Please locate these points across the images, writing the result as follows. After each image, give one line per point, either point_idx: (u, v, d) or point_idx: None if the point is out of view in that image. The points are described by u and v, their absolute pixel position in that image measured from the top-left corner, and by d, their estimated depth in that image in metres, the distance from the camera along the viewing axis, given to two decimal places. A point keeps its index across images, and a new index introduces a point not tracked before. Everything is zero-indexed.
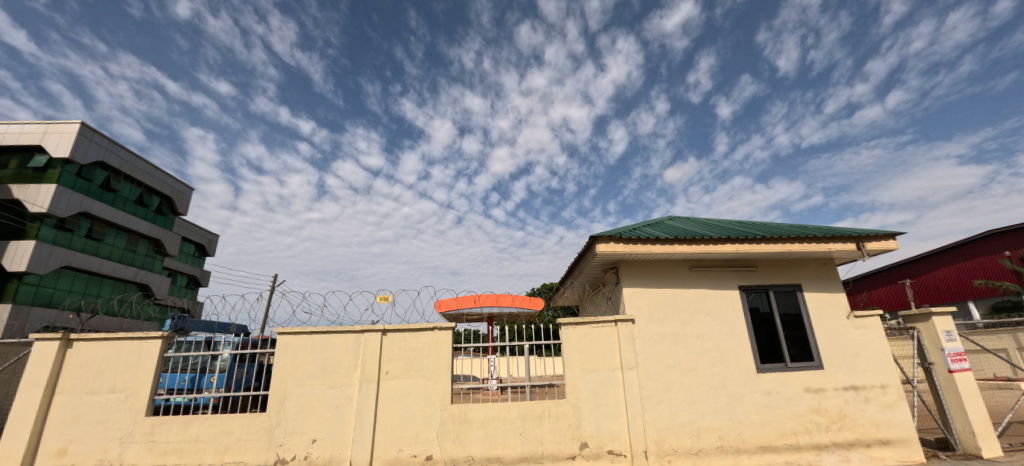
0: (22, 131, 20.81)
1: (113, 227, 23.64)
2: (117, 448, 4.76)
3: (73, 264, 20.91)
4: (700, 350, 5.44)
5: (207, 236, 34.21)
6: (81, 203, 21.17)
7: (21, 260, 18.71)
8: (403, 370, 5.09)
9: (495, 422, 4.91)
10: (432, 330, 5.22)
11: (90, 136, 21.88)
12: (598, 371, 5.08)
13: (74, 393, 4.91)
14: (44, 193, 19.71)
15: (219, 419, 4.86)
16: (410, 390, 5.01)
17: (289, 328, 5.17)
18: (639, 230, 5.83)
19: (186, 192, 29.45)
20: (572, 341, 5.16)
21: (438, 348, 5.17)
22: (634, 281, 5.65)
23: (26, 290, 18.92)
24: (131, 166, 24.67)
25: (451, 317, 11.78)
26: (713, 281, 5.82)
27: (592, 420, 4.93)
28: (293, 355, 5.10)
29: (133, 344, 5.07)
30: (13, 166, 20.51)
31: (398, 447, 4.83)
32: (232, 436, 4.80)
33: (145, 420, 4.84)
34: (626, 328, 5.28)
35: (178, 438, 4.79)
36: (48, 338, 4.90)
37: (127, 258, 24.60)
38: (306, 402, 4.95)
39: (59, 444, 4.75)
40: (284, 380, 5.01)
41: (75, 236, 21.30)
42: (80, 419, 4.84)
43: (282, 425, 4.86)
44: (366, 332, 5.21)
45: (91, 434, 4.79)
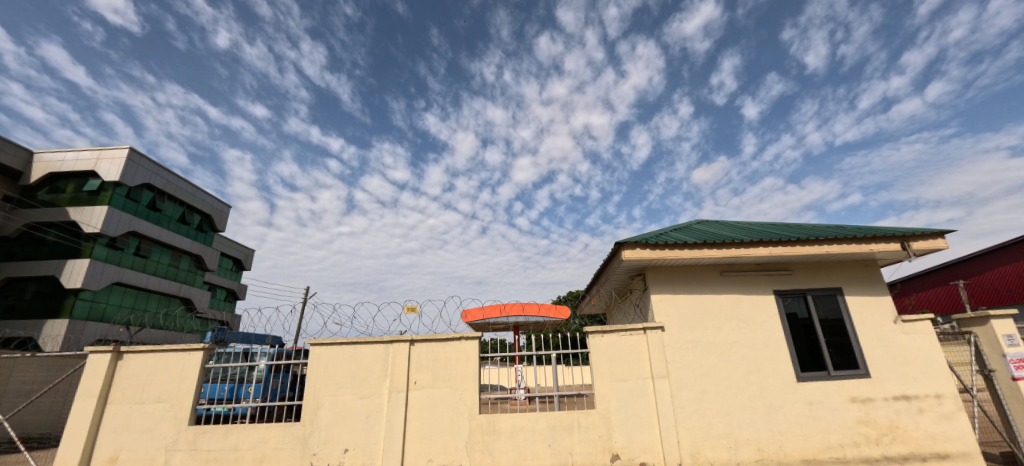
0: (77, 158, 22.37)
1: (158, 244, 25.04)
2: (163, 456, 4.99)
3: (123, 280, 22.30)
4: (734, 359, 5.25)
5: (245, 251, 35.74)
6: (130, 223, 22.58)
7: (77, 277, 20.07)
8: (431, 380, 5.15)
9: (524, 432, 4.88)
10: (458, 340, 5.28)
11: (138, 160, 23.34)
12: (627, 380, 4.98)
13: (124, 402, 5.22)
14: (98, 214, 21.16)
15: (256, 428, 5.04)
16: (437, 400, 5.06)
17: (321, 340, 5.36)
18: (667, 235, 5.71)
19: (224, 210, 30.88)
20: (600, 351, 5.08)
21: (466, 356, 5.21)
22: (662, 286, 5.53)
23: (82, 306, 20.23)
24: (175, 186, 26.13)
25: (478, 327, 11.88)
26: (747, 285, 5.64)
27: (625, 434, 4.80)
28: (326, 364, 5.27)
29: (177, 356, 5.35)
30: (69, 190, 22.06)
31: (427, 456, 4.87)
32: (268, 445, 4.96)
33: (188, 428, 5.08)
34: (656, 336, 5.16)
35: (217, 446, 4.98)
36: (101, 350, 5.27)
37: (171, 273, 25.98)
38: (338, 411, 5.08)
39: (110, 451, 5.04)
40: (315, 390, 5.16)
41: (124, 254, 22.67)
42: (129, 428, 5.12)
43: (315, 434, 5.00)
44: (394, 342, 5.32)
45: (138, 442, 5.05)
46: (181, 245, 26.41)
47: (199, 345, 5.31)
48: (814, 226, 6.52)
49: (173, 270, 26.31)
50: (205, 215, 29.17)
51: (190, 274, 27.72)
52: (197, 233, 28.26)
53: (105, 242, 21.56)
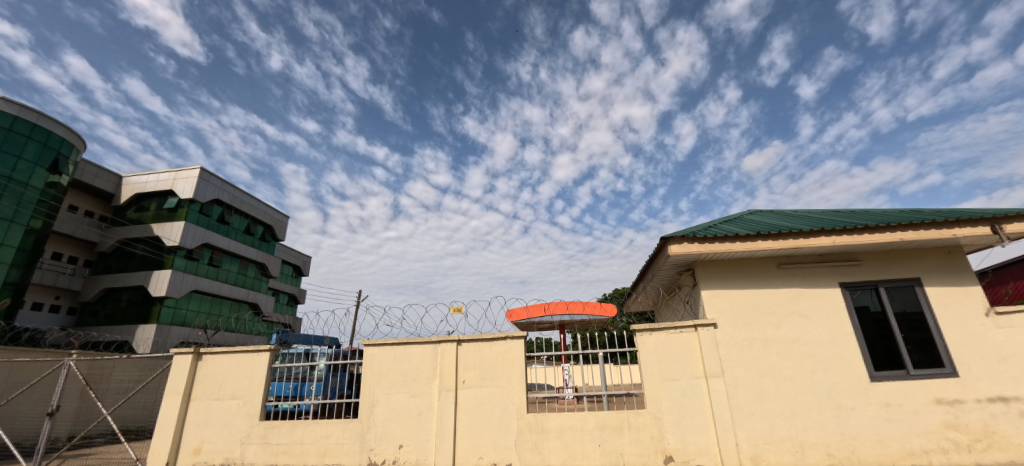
0: (157, 179, 24.84)
1: (228, 254, 27.32)
2: (239, 448, 5.43)
3: (201, 288, 24.57)
4: (796, 356, 4.90)
5: (302, 258, 38.18)
6: (204, 236, 24.81)
7: (162, 285, 22.37)
8: (478, 379, 5.25)
9: (573, 432, 4.83)
10: (504, 339, 5.35)
11: (208, 178, 25.58)
12: (679, 379, 4.79)
13: (205, 399, 5.75)
14: (177, 229, 23.43)
15: (319, 424, 5.36)
16: (485, 399, 5.14)
17: (374, 340, 5.68)
18: (715, 227, 5.45)
19: (283, 220, 33.18)
20: (649, 350, 4.93)
21: (512, 356, 5.26)
22: (712, 281, 5.28)
23: (167, 312, 22.50)
24: (240, 200, 28.40)
25: (522, 326, 11.89)
26: (808, 277, 5.24)
27: (679, 435, 4.62)
28: (380, 364, 5.57)
29: (247, 357, 5.81)
30: (152, 208, 24.56)
31: (477, 454, 4.95)
32: (331, 439, 5.28)
33: (259, 424, 5.48)
34: (708, 333, 4.93)
35: (286, 441, 5.34)
36: (183, 352, 5.91)
37: (240, 280, 28.24)
38: (391, 409, 5.31)
39: (194, 443, 5.57)
40: (371, 389, 5.46)
41: (200, 264, 24.94)
42: (209, 422, 5.63)
43: (372, 430, 5.25)
44: (442, 342, 5.48)
45: (217, 436, 5.54)
46: (247, 254, 28.64)
47: (266, 346, 5.73)
48: (885, 211, 5.95)
49: (242, 277, 28.58)
50: (268, 226, 31.47)
51: (256, 281, 29.99)
52: (261, 243, 30.54)
53: (183, 254, 23.80)
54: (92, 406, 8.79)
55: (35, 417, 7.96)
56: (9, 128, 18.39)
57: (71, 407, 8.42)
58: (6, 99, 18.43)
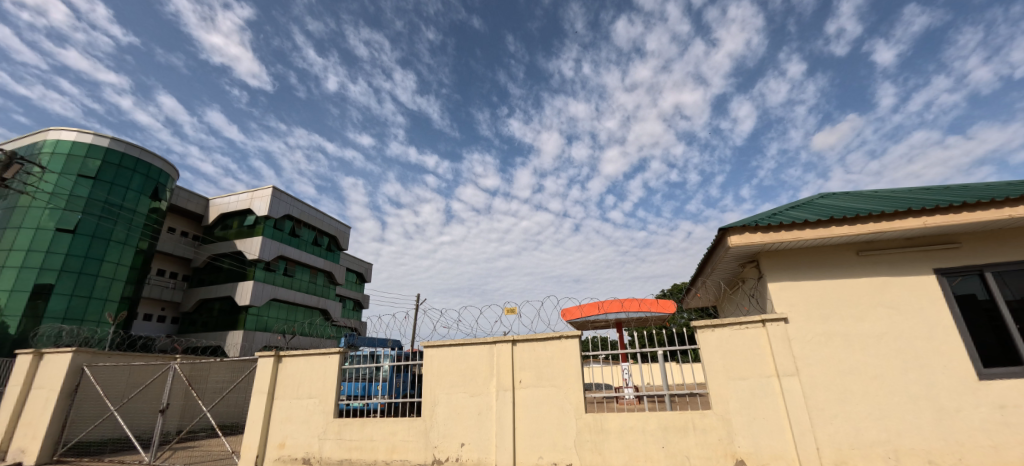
0: (238, 199, 27.60)
1: (300, 264, 29.65)
2: (317, 443, 6.35)
3: (278, 296, 26.93)
4: (885, 353, 4.39)
5: (365, 265, 40.52)
6: (278, 249, 27.13)
7: (246, 295, 24.78)
8: (535, 379, 5.37)
9: (634, 433, 4.71)
10: (558, 339, 5.42)
11: (279, 195, 27.94)
12: (747, 378, 4.48)
13: (287, 398, 6.81)
14: (255, 244, 25.81)
15: (385, 422, 6.03)
16: (543, 399, 5.24)
17: (433, 342, 6.10)
18: (781, 215, 5.07)
19: (346, 230, 35.41)
20: (712, 347, 4.69)
21: (567, 355, 5.30)
22: (780, 273, 4.91)
23: (251, 319, 24.87)
24: (308, 214, 30.69)
25: (577, 325, 11.76)
26: (894, 264, 4.72)
27: (750, 439, 4.31)
28: (439, 365, 5.96)
29: (319, 361, 6.80)
30: (234, 226, 27.27)
31: (538, 453, 5.05)
32: (397, 437, 5.87)
33: (333, 420, 6.37)
34: (778, 329, 4.58)
35: (357, 437, 6.12)
36: (266, 356, 7.06)
37: (311, 288, 30.47)
38: (453, 408, 5.64)
39: (280, 438, 6.62)
40: (432, 389, 5.86)
41: (276, 275, 27.32)
42: (291, 419, 6.65)
43: (435, 428, 5.65)
44: (497, 343, 5.72)
45: (299, 431, 6.52)
46: (316, 264, 30.84)
47: (335, 349, 6.70)
48: (991, 185, 5.18)
49: (313, 285, 30.82)
50: (333, 236, 33.73)
51: (325, 288, 32.21)
52: (327, 253, 32.79)
53: (262, 266, 26.18)
54: (195, 404, 9.91)
55: (151, 414, 9.11)
56: (119, 164, 21.29)
57: (179, 405, 9.54)
58: (116, 139, 21.38)
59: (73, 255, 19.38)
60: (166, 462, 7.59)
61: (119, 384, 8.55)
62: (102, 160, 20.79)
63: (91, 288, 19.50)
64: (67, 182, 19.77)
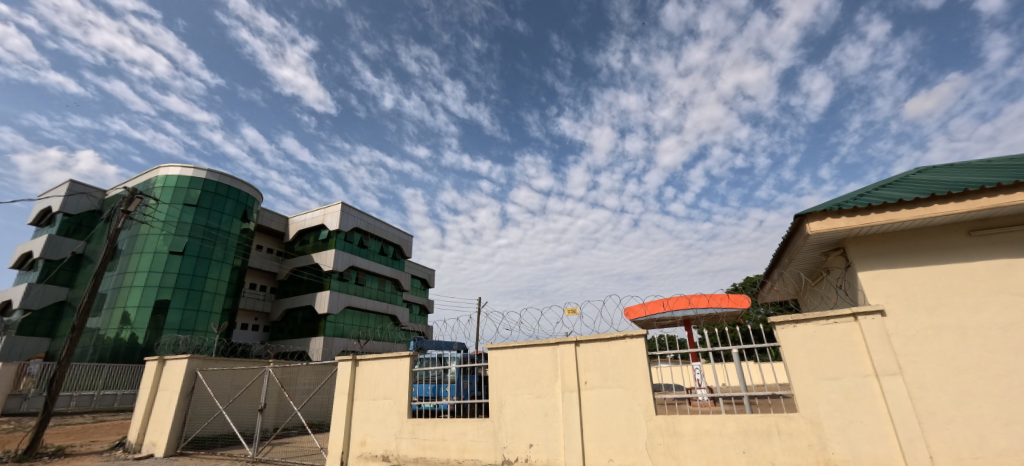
0: (312, 216, 30.11)
1: (370, 273, 31.61)
2: (394, 441, 6.69)
3: (352, 304, 28.91)
4: (1015, 347, 3.73)
5: (427, 271, 42.23)
6: (349, 259, 29.16)
7: (324, 304, 26.88)
8: (601, 380, 5.25)
9: (710, 437, 4.42)
10: (623, 339, 5.26)
11: (348, 210, 30.04)
12: (840, 378, 4.00)
13: (365, 399, 7.26)
14: (330, 256, 27.95)
15: (455, 422, 6.21)
16: (611, 400, 5.11)
17: (496, 345, 6.21)
18: (868, 196, 4.56)
19: (408, 239, 37.16)
20: (795, 344, 4.26)
21: (634, 356, 5.12)
22: (872, 261, 4.43)
23: (330, 326, 26.95)
24: (374, 225, 32.65)
25: (643, 325, 11.33)
26: (1018, 244, 4.05)
27: (848, 446, 3.84)
28: (504, 366, 6.04)
29: (392, 363, 7.17)
30: (311, 240, 29.76)
31: (608, 456, 4.94)
32: (467, 437, 6.02)
33: (407, 420, 6.68)
34: (874, 322, 4.04)
35: (431, 436, 6.36)
36: (344, 359, 7.60)
37: (380, 295, 32.33)
38: (520, 409, 5.68)
39: (361, 437, 7.06)
40: (499, 390, 5.96)
41: (349, 284, 29.36)
42: (370, 419, 7.08)
43: (503, 429, 5.74)
44: (560, 344, 5.67)
45: (377, 430, 6.93)
46: (382, 272, 32.63)
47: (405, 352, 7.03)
48: None
49: (382, 293, 32.66)
50: (397, 246, 35.55)
51: (393, 295, 33.97)
52: (393, 261, 34.62)
53: (337, 277, 28.30)
54: (286, 404, 10.86)
55: (251, 412, 10.14)
56: (215, 192, 24.18)
57: (273, 404, 10.50)
58: (213, 170, 24.29)
59: (183, 273, 22.17)
60: (266, 457, 8.39)
61: (225, 386, 9.59)
62: (201, 190, 23.72)
63: (200, 302, 22.26)
64: (175, 210, 22.73)
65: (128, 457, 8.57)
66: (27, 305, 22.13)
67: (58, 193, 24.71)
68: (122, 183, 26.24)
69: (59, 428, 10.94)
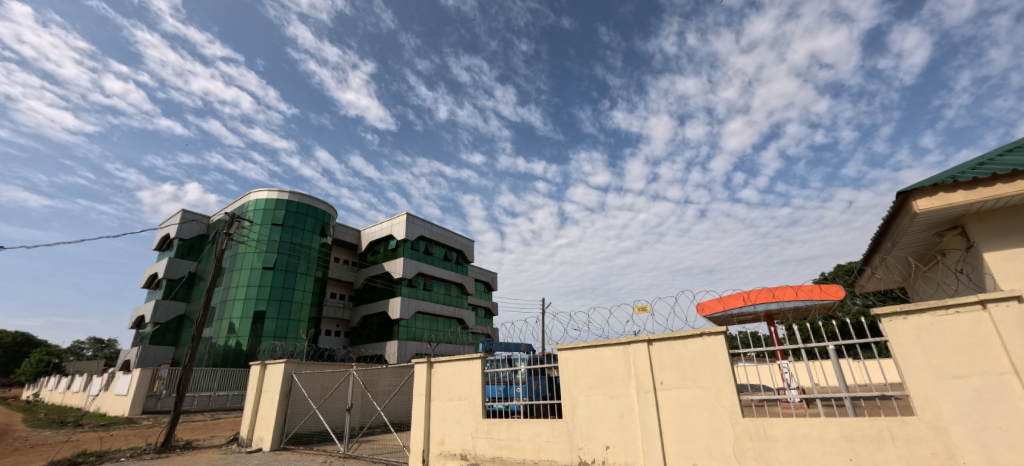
0: (381, 227, 32.11)
1: (436, 279, 32.95)
2: (471, 441, 6.88)
3: (422, 309, 30.31)
4: None
5: (490, 274, 43.05)
6: (417, 266, 30.64)
7: (397, 310, 28.46)
8: (679, 380, 5.00)
9: (808, 441, 4.04)
10: (701, 337, 4.97)
11: (413, 219, 31.62)
12: (968, 377, 3.41)
13: (441, 400, 7.55)
14: (399, 264, 29.60)
15: (529, 423, 6.25)
16: (691, 401, 4.85)
17: (566, 345, 6.16)
18: (991, 166, 4.05)
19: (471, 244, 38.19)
20: (907, 339, 3.71)
21: (713, 354, 4.82)
22: (997, 239, 4.15)
23: (403, 330, 28.48)
24: (437, 232, 34.00)
25: (719, 320, 10.62)
26: None
27: (987, 459, 3.23)
28: (575, 367, 5.97)
29: (464, 365, 7.40)
30: (381, 250, 31.73)
31: (692, 460, 4.69)
32: (542, 437, 6.04)
33: (482, 420, 6.84)
34: (1010, 310, 3.36)
35: (506, 436, 6.46)
36: (419, 362, 7.98)
37: (447, 299, 33.51)
38: (594, 409, 5.58)
39: (440, 436, 7.36)
40: (571, 391, 5.91)
41: (418, 290, 30.83)
42: (447, 419, 7.35)
43: (577, 430, 5.68)
44: (632, 343, 5.49)
45: (455, 430, 7.17)
46: (449, 276, 33.79)
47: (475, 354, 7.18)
48: None
49: (449, 297, 33.83)
50: (460, 251, 36.66)
51: (459, 299, 35.02)
52: (457, 266, 35.75)
53: (406, 283, 29.89)
54: (371, 404, 11.64)
55: (340, 412, 11.00)
56: (296, 211, 26.69)
57: (358, 405, 11.29)
58: (294, 191, 26.83)
59: (274, 286, 24.65)
60: (356, 453, 9.04)
61: (316, 387, 10.49)
62: (285, 210, 26.30)
63: (290, 312, 24.66)
64: (265, 230, 25.38)
65: (242, 450, 9.68)
66: (157, 319, 25.87)
67: (174, 221, 28.69)
68: (222, 209, 29.86)
69: (186, 424, 12.64)
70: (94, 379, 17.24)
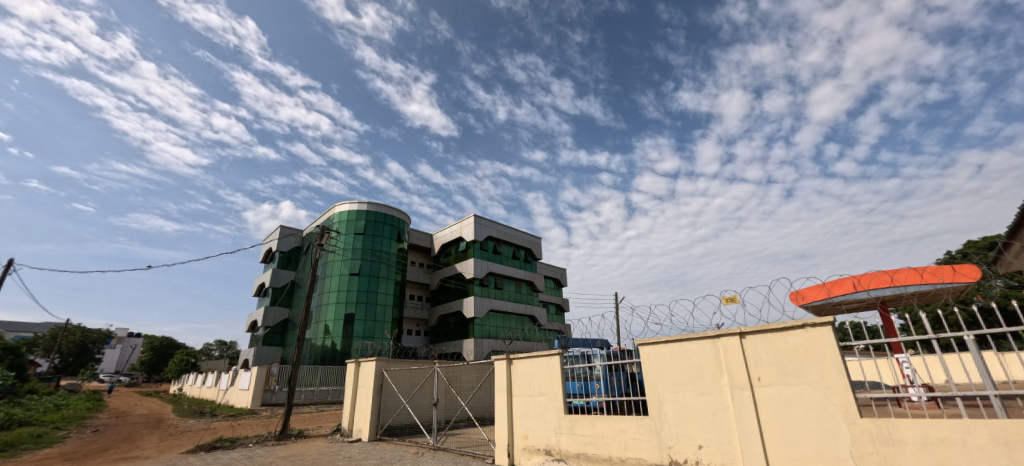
0: (451, 230, 33.58)
1: (506, 277, 33.63)
2: (555, 436, 6.95)
3: (494, 307, 31.15)
4: None
5: (558, 270, 42.94)
6: (486, 266, 31.57)
7: (471, 309, 29.53)
8: (779, 376, 4.62)
9: (947, 447, 3.54)
10: (803, 328, 4.55)
11: (480, 221, 32.61)
12: None
13: (522, 395, 7.73)
14: (470, 264, 30.72)
15: (613, 420, 6.17)
16: (795, 398, 4.47)
17: (647, 340, 5.98)
18: None
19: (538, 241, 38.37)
20: None
21: (820, 347, 4.39)
22: None
23: (477, 328, 29.50)
24: (505, 232, 34.66)
25: (820, 309, 9.61)
26: None
27: None
28: (658, 362, 5.79)
29: (543, 361, 7.50)
30: (453, 252, 33.17)
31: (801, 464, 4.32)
32: (628, 434, 5.92)
33: (565, 416, 6.89)
34: None
35: (589, 433, 6.44)
36: (499, 358, 8.25)
37: (519, 297, 34.02)
38: (682, 406, 5.36)
39: (523, 431, 7.52)
40: (656, 387, 5.74)
41: (489, 289, 31.74)
42: (529, 414, 7.51)
43: (666, 427, 5.49)
44: (722, 337, 5.17)
45: (537, 425, 7.30)
46: (518, 275, 34.30)
47: (553, 351, 7.24)
48: None
49: (520, 295, 34.30)
50: (528, 249, 36.97)
51: (530, 296, 35.30)
52: (526, 264, 36.10)
53: (478, 283, 30.95)
54: (454, 399, 12.20)
55: (428, 406, 11.70)
56: (375, 220, 28.81)
57: (443, 400, 11.90)
58: (372, 202, 28.98)
59: (360, 290, 26.83)
60: (444, 445, 9.57)
61: (405, 383, 11.27)
62: (365, 219, 28.53)
63: (377, 314, 26.72)
64: (349, 239, 27.73)
65: (345, 440, 10.70)
66: (266, 322, 29.48)
67: (274, 236, 32.49)
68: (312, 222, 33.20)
69: (297, 415, 14.26)
70: (223, 375, 20.21)
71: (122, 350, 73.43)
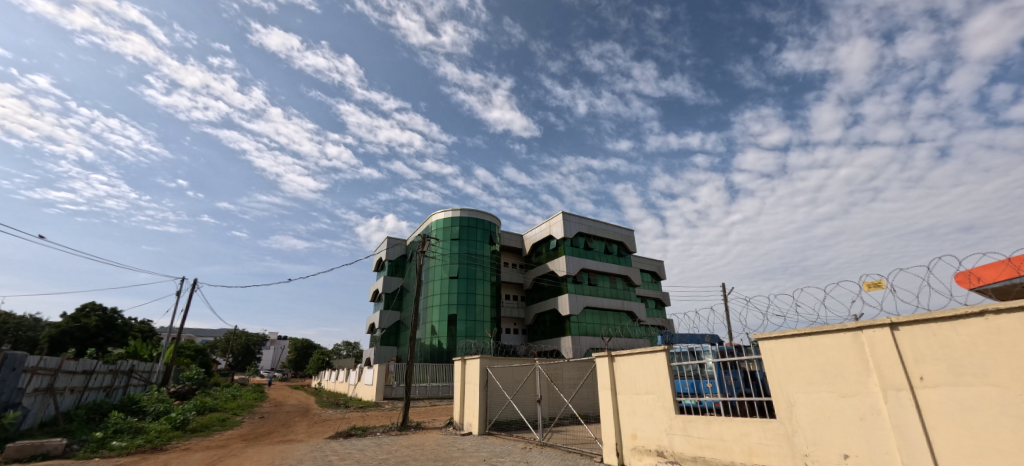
0: (540, 229, 34.02)
1: (599, 273, 32.97)
2: (667, 437, 6.62)
3: (590, 304, 30.76)
4: None
5: (655, 263, 40.78)
6: (578, 262, 31.35)
7: (566, 306, 29.58)
8: (951, 375, 3.79)
9: None
10: (983, 316, 3.68)
11: (569, 218, 32.47)
12: None
13: (627, 393, 7.51)
14: (562, 262, 30.75)
15: (733, 422, 5.67)
16: (976, 403, 3.63)
17: (768, 334, 5.41)
18: None
19: (630, 234, 36.89)
20: None
21: (1009, 339, 3.50)
22: None
23: (574, 326, 29.43)
24: (595, 227, 34.02)
25: (999, 294, 7.72)
26: None
27: None
28: (784, 359, 5.18)
29: (648, 357, 7.19)
30: (543, 251, 33.54)
31: None
32: (753, 438, 5.39)
33: (676, 416, 6.52)
34: None
35: (706, 435, 6.01)
36: (600, 356, 8.14)
37: (614, 293, 33.10)
38: (819, 409, 4.72)
39: (631, 430, 7.30)
40: (784, 386, 5.16)
41: (583, 285, 31.42)
42: (636, 413, 7.26)
43: (799, 432, 4.89)
44: (866, 329, 4.44)
45: (646, 424, 7.03)
46: (612, 270, 33.41)
47: (658, 348, 6.89)
48: None
49: (615, 290, 33.34)
50: (620, 242, 35.74)
51: (627, 292, 34.12)
52: (620, 258, 34.95)
53: (571, 280, 30.87)
54: (558, 397, 12.35)
55: (532, 403, 12.01)
56: (468, 225, 30.46)
57: (546, 397, 12.11)
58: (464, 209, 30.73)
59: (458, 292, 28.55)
60: (551, 441, 9.72)
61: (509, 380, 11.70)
62: (459, 225, 30.34)
63: (477, 314, 28.18)
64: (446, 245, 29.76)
65: (457, 432, 11.48)
66: (382, 324, 32.96)
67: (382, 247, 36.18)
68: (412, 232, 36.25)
69: (415, 409, 15.68)
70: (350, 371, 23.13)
71: (275, 350, 88.07)
